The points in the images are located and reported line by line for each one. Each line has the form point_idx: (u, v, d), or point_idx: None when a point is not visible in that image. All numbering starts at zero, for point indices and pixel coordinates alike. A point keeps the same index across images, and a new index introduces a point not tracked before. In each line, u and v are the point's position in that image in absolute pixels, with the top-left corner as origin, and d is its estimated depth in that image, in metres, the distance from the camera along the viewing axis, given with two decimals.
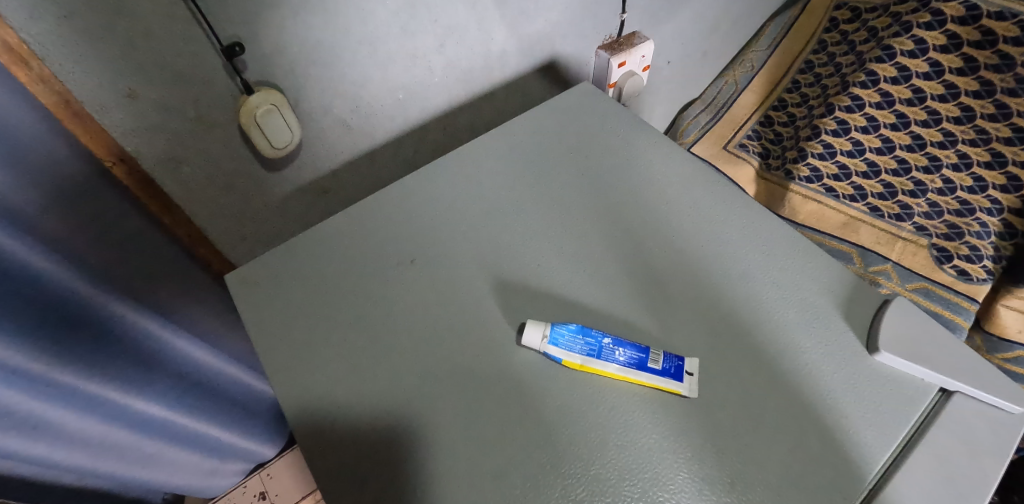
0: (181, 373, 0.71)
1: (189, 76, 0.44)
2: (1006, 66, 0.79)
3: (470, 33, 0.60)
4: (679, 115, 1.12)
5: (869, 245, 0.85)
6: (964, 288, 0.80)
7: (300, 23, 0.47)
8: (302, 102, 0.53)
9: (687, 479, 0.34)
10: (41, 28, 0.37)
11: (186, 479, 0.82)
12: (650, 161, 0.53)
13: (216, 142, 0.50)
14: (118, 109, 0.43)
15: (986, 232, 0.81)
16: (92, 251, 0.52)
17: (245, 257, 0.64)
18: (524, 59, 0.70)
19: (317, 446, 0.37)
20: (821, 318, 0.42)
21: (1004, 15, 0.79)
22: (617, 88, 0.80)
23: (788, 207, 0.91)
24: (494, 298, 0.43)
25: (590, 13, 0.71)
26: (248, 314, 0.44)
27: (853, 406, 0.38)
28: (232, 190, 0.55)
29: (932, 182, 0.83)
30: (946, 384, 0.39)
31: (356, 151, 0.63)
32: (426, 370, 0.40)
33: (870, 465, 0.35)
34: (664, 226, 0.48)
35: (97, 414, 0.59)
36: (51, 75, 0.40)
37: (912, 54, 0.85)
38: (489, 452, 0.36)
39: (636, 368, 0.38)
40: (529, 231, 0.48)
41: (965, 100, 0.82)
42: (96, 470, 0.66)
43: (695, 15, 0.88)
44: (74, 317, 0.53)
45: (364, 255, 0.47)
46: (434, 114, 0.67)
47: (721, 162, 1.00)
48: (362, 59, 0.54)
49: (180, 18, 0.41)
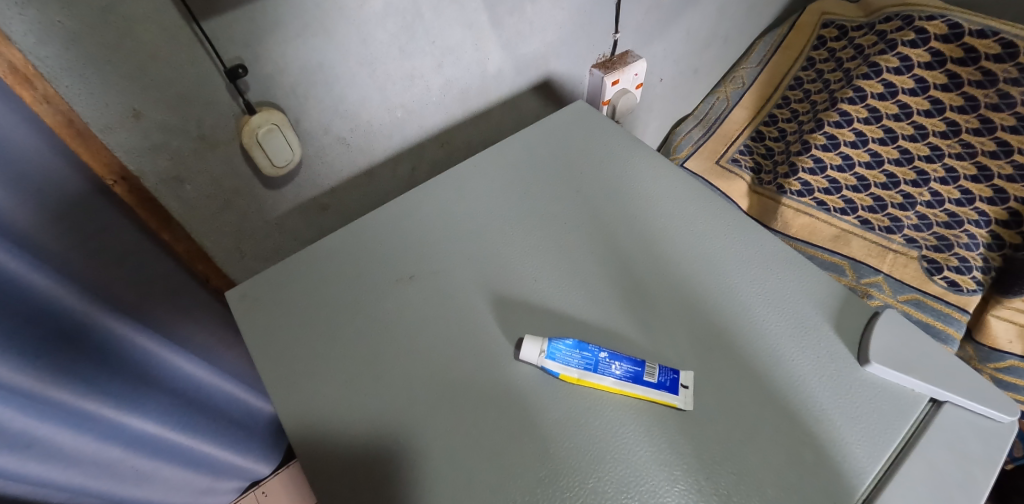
0: (178, 389, 0.71)
1: (192, 96, 0.45)
2: (988, 82, 0.82)
3: (467, 53, 0.62)
4: (672, 131, 1.13)
5: (860, 257, 0.86)
6: (955, 299, 0.80)
7: (302, 45, 0.49)
8: (303, 122, 0.54)
9: (683, 490, 0.35)
10: (49, 52, 0.38)
11: (180, 498, 0.81)
12: (642, 177, 0.55)
13: (217, 161, 0.51)
14: (122, 130, 0.44)
15: (974, 243, 0.82)
16: (91, 267, 0.53)
17: (244, 274, 0.64)
18: (520, 78, 0.71)
19: (317, 461, 0.37)
20: (814, 331, 0.43)
21: (985, 33, 0.82)
22: (611, 105, 0.82)
23: (781, 221, 0.92)
24: (493, 313, 0.44)
25: (584, 33, 0.73)
26: (248, 331, 0.44)
27: (844, 418, 0.38)
28: (232, 208, 0.56)
29: (921, 195, 0.85)
30: (935, 394, 0.40)
31: (356, 169, 0.64)
32: (426, 385, 0.40)
33: (863, 476, 0.36)
34: (657, 240, 0.49)
35: (89, 431, 0.60)
36: (56, 95, 0.40)
37: (898, 71, 0.88)
38: (487, 466, 0.36)
39: (631, 382, 0.39)
40: (526, 246, 0.49)
41: (951, 115, 0.84)
42: (89, 490, 0.65)
43: (686, 33, 0.90)
44: (70, 334, 0.53)
45: (364, 271, 0.48)
46: (432, 132, 0.68)
47: (713, 177, 1.02)
48: (362, 79, 0.55)
49: (186, 40, 0.42)
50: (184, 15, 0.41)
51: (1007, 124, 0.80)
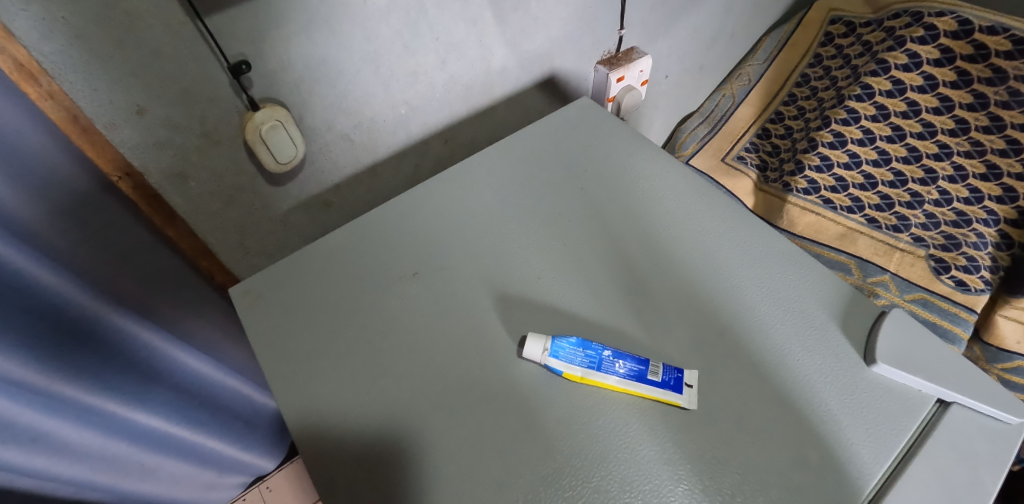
0: (182, 385, 0.71)
1: (195, 93, 0.45)
2: (999, 79, 0.81)
3: (471, 50, 0.62)
4: (677, 128, 1.12)
5: (867, 256, 0.85)
6: (963, 299, 0.80)
7: (306, 41, 0.48)
8: (306, 117, 0.54)
9: (687, 490, 0.35)
10: (53, 48, 0.38)
11: (186, 492, 0.82)
12: (645, 175, 0.54)
13: (221, 157, 0.51)
14: (126, 126, 0.44)
15: (983, 242, 0.81)
16: (96, 263, 0.53)
17: (248, 271, 0.64)
18: (524, 74, 0.71)
19: (318, 457, 0.37)
20: (820, 330, 0.42)
21: (996, 29, 0.81)
22: (616, 102, 0.81)
23: (787, 219, 0.91)
24: (496, 311, 0.44)
25: (588, 30, 0.72)
26: (253, 328, 0.44)
27: (848, 419, 0.38)
28: (236, 204, 0.56)
29: (928, 193, 0.84)
30: (943, 395, 0.39)
31: (359, 166, 0.64)
32: (429, 382, 0.40)
33: (868, 477, 0.35)
34: (660, 238, 0.49)
35: (93, 425, 0.60)
36: (60, 91, 0.40)
37: (906, 68, 0.87)
38: (489, 465, 0.36)
39: (635, 380, 0.38)
40: (529, 244, 0.49)
41: (960, 113, 0.84)
42: (95, 484, 0.66)
43: (692, 29, 0.90)
44: (76, 329, 0.54)
45: (368, 267, 0.48)
46: (435, 128, 0.68)
47: (719, 174, 1.01)
48: (365, 76, 0.55)
49: (189, 36, 0.42)
50: (187, 11, 0.41)
51: (1017, 122, 0.79)
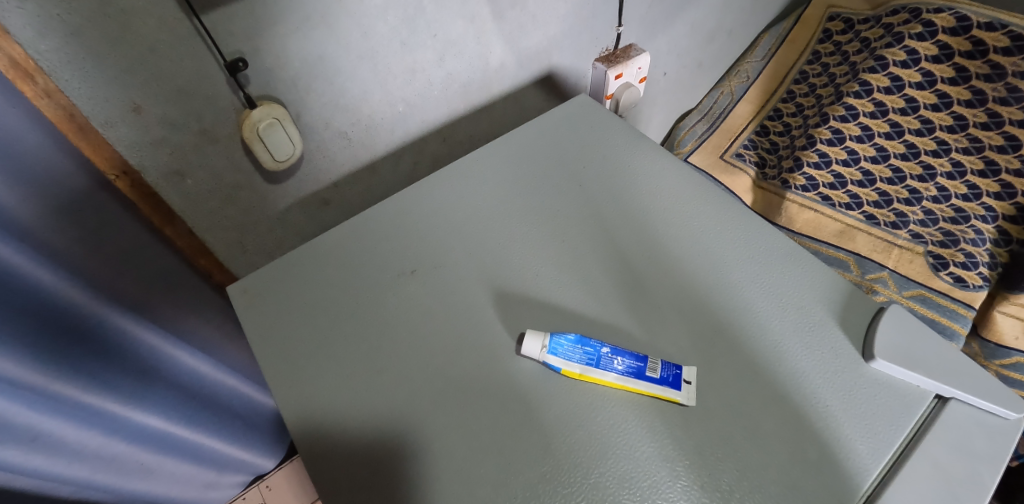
0: (181, 384, 0.71)
1: (192, 90, 0.45)
2: (997, 75, 0.81)
3: (469, 47, 0.62)
4: (676, 125, 1.12)
5: (866, 252, 0.86)
6: (961, 295, 0.80)
7: (303, 38, 0.48)
8: (303, 115, 0.54)
9: (686, 487, 0.35)
10: (48, 46, 0.38)
11: (185, 491, 0.82)
12: (643, 173, 0.54)
13: (219, 155, 0.51)
14: (123, 124, 0.44)
15: (981, 239, 0.82)
16: (94, 262, 0.53)
17: (246, 270, 0.63)
18: (523, 72, 0.71)
19: (317, 455, 0.37)
20: (818, 327, 0.42)
21: (993, 26, 0.81)
22: (614, 99, 0.81)
23: (785, 216, 0.91)
24: (494, 309, 0.44)
25: (586, 27, 0.72)
26: (251, 327, 0.44)
27: (846, 415, 0.38)
28: (233, 202, 0.56)
29: (926, 190, 0.84)
30: (941, 391, 0.39)
31: (356, 164, 0.63)
32: (428, 379, 0.40)
33: (867, 473, 0.35)
34: (659, 236, 0.49)
35: (92, 425, 0.60)
36: (56, 90, 0.40)
37: (905, 64, 0.87)
38: (488, 463, 0.36)
39: (633, 377, 0.38)
40: (527, 241, 0.48)
41: (958, 109, 0.84)
42: (95, 484, 0.66)
43: (690, 26, 0.89)
44: (75, 329, 0.54)
45: (367, 264, 0.48)
46: (433, 126, 0.68)
47: (718, 171, 1.01)
48: (363, 73, 0.55)
49: (186, 33, 0.42)
50: (184, 9, 0.40)
51: (1015, 118, 0.80)
